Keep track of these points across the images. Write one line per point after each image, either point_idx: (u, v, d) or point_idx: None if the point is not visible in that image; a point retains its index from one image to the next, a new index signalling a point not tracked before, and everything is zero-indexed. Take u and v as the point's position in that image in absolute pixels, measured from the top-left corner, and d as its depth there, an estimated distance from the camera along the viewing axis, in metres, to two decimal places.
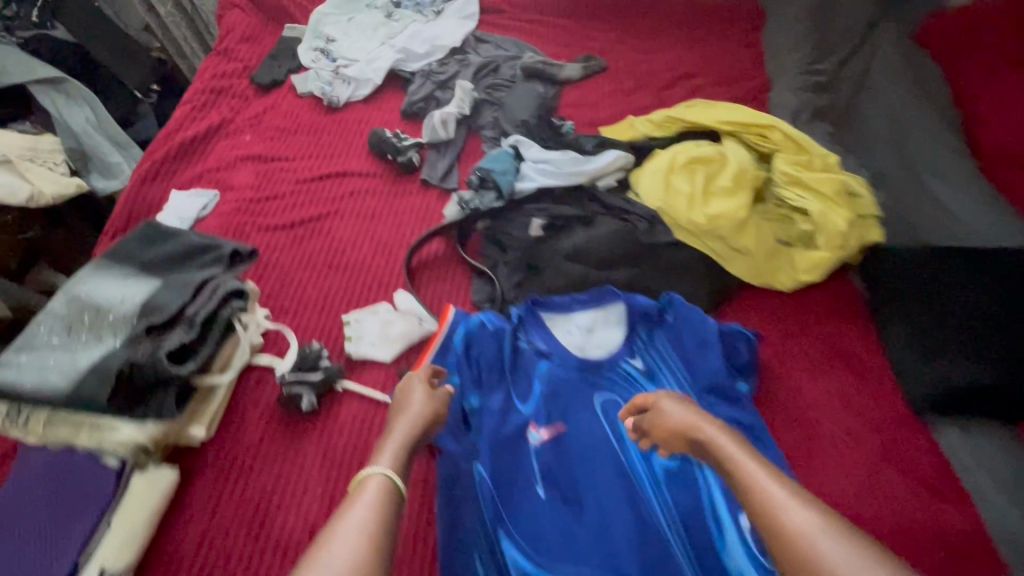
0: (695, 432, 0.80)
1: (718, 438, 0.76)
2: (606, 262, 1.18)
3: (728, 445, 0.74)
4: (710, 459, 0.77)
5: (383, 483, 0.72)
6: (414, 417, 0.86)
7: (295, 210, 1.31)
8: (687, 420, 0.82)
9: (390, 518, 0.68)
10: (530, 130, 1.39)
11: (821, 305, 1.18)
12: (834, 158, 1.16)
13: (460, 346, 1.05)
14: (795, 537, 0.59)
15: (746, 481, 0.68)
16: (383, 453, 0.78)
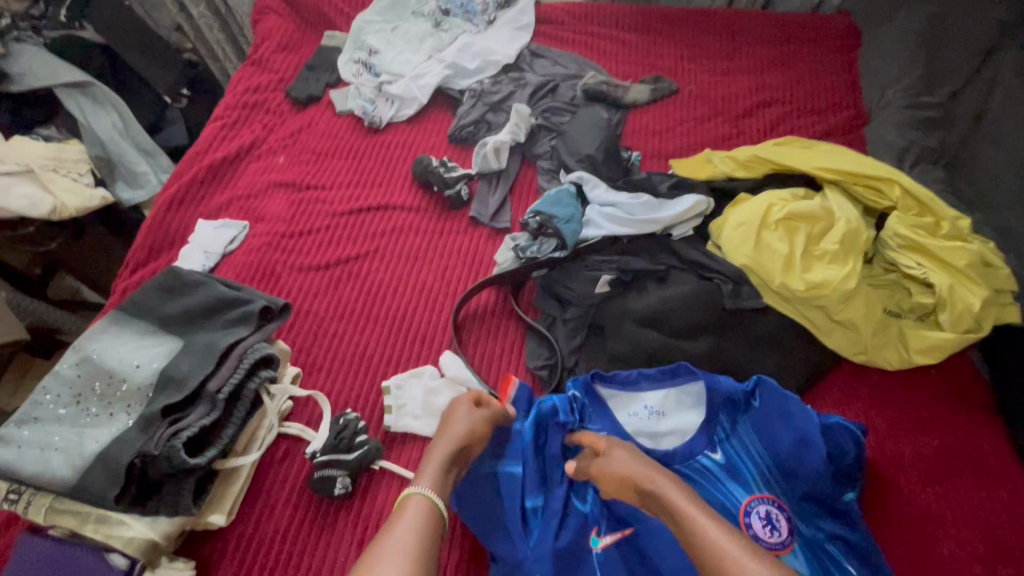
0: (644, 484, 0.74)
1: (670, 491, 0.71)
2: (682, 329, 1.03)
3: (681, 498, 0.69)
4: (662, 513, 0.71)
5: (425, 504, 0.69)
6: (454, 439, 0.81)
7: (330, 248, 1.19)
8: (636, 468, 0.77)
9: (434, 539, 0.65)
10: (596, 167, 1.23)
11: (937, 392, 1.00)
12: (965, 222, 0.97)
13: (530, 441, 0.90)
14: None
15: (702, 539, 0.62)
16: (422, 474, 0.75)
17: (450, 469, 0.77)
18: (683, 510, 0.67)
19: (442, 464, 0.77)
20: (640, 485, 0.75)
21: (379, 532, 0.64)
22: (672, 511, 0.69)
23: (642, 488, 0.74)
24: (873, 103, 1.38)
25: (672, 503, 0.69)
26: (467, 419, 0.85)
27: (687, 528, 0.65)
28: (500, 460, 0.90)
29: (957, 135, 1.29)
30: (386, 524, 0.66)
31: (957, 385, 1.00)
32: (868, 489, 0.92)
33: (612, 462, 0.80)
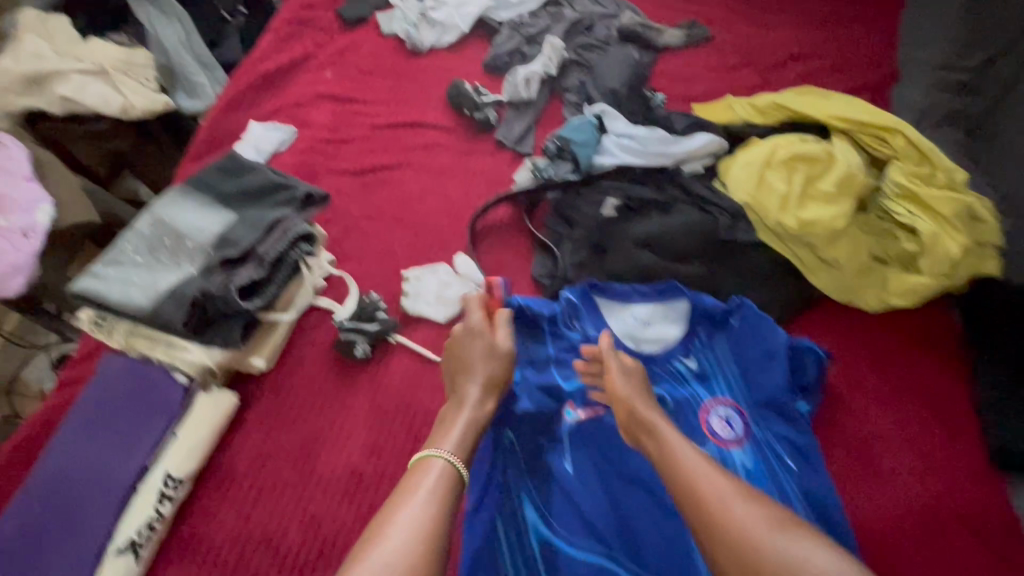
0: (639, 413, 0.85)
1: (667, 430, 0.81)
2: (678, 254, 1.11)
3: (673, 434, 0.80)
4: (649, 441, 0.82)
5: (443, 468, 0.76)
6: (477, 398, 0.86)
7: (367, 156, 1.31)
8: (635, 399, 0.87)
9: (448, 503, 0.72)
10: (619, 100, 1.31)
11: (909, 333, 1.06)
12: (959, 175, 1.04)
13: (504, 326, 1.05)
14: (743, 527, 0.66)
15: (691, 471, 0.73)
16: (443, 438, 0.81)
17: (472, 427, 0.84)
18: (675, 447, 0.78)
19: (461, 426, 0.83)
20: (634, 414, 0.85)
21: (394, 504, 0.71)
22: (664, 445, 0.79)
23: (637, 418, 0.85)
24: (907, 63, 1.38)
25: (665, 435, 0.80)
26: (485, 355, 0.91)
27: (677, 460, 0.76)
28: None
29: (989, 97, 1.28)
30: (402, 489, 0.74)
31: (932, 330, 1.07)
32: (835, 406, 1.01)
33: (619, 385, 0.89)
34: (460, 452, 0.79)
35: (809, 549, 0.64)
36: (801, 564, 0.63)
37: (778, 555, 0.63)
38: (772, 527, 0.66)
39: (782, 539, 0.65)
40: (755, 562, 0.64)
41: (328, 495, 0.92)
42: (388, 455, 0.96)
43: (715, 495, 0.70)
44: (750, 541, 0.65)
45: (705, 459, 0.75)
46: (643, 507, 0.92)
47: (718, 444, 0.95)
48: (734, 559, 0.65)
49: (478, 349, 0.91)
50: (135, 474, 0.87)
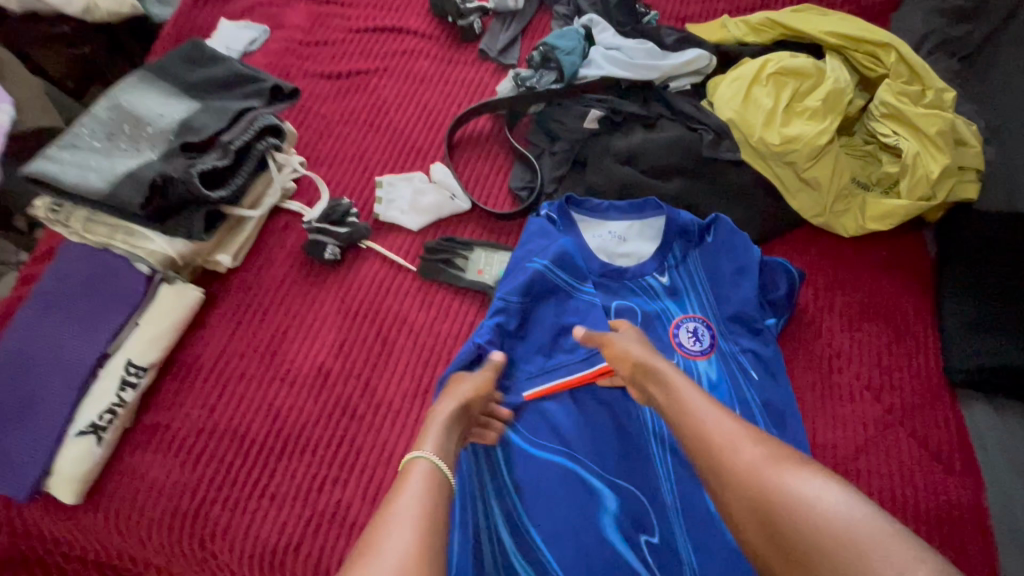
0: (643, 364, 0.82)
1: (674, 377, 0.78)
2: (658, 170, 1.09)
3: (683, 384, 0.77)
4: (657, 390, 0.79)
5: (433, 472, 0.66)
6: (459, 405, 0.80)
7: (344, 60, 1.25)
8: (639, 350, 0.84)
9: (444, 511, 0.62)
10: (608, 11, 1.24)
11: (882, 259, 1.06)
12: (950, 94, 1.00)
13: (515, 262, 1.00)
14: (745, 472, 0.63)
15: (699, 424, 0.71)
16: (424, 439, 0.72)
17: (452, 428, 0.76)
18: (684, 399, 0.75)
19: (442, 428, 0.75)
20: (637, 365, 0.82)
21: (388, 498, 0.62)
22: (673, 397, 0.76)
23: (642, 369, 0.82)
24: None
25: (672, 385, 0.78)
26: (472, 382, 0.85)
27: (688, 413, 0.73)
28: (441, 269, 1.02)
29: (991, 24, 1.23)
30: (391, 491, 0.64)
31: (903, 256, 1.07)
32: (807, 324, 1.02)
33: (626, 341, 0.86)
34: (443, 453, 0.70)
35: (810, 480, 0.60)
36: (807, 498, 0.58)
37: (783, 490, 0.59)
38: (780, 465, 0.62)
39: (786, 474, 0.61)
40: (763, 500, 0.60)
41: (295, 389, 0.92)
42: (357, 354, 0.95)
43: (722, 444, 0.67)
44: (755, 479, 0.62)
45: (717, 409, 0.72)
46: (604, 415, 0.93)
47: (685, 357, 0.96)
48: (745, 501, 0.62)
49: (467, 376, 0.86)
50: (95, 359, 0.86)
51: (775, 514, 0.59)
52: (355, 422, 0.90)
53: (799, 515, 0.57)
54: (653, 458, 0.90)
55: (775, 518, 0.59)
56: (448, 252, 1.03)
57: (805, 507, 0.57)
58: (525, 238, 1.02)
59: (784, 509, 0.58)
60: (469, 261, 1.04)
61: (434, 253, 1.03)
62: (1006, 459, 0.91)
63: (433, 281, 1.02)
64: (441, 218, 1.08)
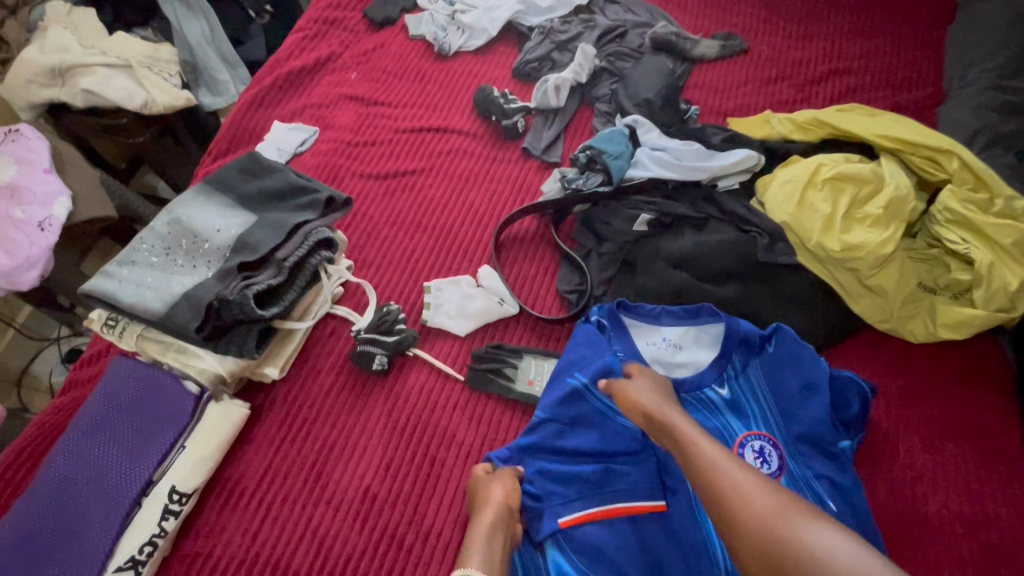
0: (657, 416, 0.81)
1: (686, 429, 0.77)
2: (711, 274, 1.07)
3: (695, 435, 0.75)
4: (670, 443, 0.78)
5: None
6: (491, 509, 0.80)
7: (392, 160, 1.28)
8: (653, 402, 0.83)
9: None
10: (652, 112, 1.25)
11: (956, 369, 1.00)
12: (1019, 201, 0.97)
13: (559, 372, 0.96)
14: (758, 522, 0.61)
15: (712, 472, 0.69)
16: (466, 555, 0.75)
17: (496, 539, 0.77)
18: (693, 447, 0.74)
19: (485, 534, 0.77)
20: (652, 418, 0.81)
21: None
22: (683, 447, 0.75)
23: (656, 420, 0.80)
24: (953, 83, 1.31)
25: (683, 436, 0.76)
26: (486, 479, 0.85)
27: (696, 459, 0.72)
28: (486, 382, 0.99)
29: None
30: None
31: (980, 366, 1.00)
32: (884, 442, 0.95)
33: (639, 391, 0.86)
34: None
35: (817, 528, 0.58)
36: (825, 554, 0.56)
37: (789, 536, 0.58)
38: (790, 515, 0.60)
39: (797, 527, 0.59)
40: (767, 545, 0.59)
41: (339, 515, 0.87)
42: (403, 474, 0.91)
43: (735, 492, 0.65)
44: (766, 530, 0.60)
45: (726, 456, 0.70)
46: (671, 549, 0.84)
47: None
48: (756, 552, 0.60)
49: (485, 476, 0.86)
50: (139, 487, 0.82)
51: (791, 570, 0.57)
52: (403, 554, 0.85)
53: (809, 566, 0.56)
54: None
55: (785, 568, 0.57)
56: (495, 361, 1.00)
57: (815, 561, 0.56)
58: (573, 347, 0.98)
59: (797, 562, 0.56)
60: (519, 370, 1.00)
61: (483, 365, 1.00)
62: None
63: (481, 393, 0.98)
64: (488, 323, 1.05)
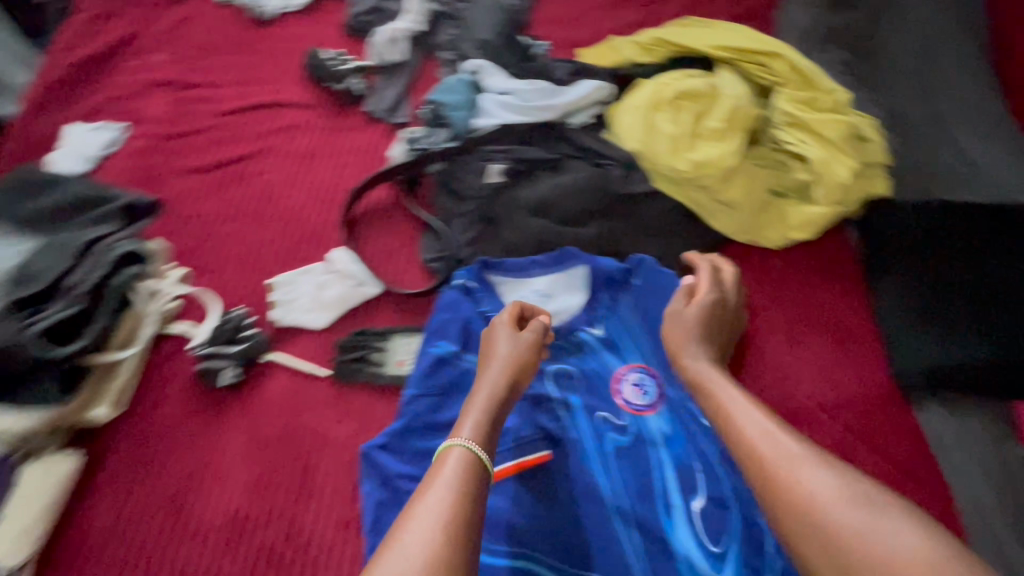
0: (698, 373, 0.78)
1: (726, 392, 0.74)
2: (572, 216, 1.04)
3: (734, 396, 0.72)
4: (708, 404, 0.75)
5: (464, 452, 0.66)
6: (498, 365, 0.80)
7: (217, 148, 1.13)
8: (702, 362, 0.80)
9: (472, 495, 0.61)
10: (493, 52, 1.16)
11: (809, 266, 1.04)
12: (841, 95, 1.00)
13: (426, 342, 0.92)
14: (804, 497, 0.57)
15: (753, 439, 0.65)
16: (462, 423, 0.72)
17: (496, 407, 0.75)
18: (740, 418, 0.69)
19: (484, 407, 0.74)
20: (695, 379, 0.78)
21: (421, 486, 0.63)
22: (719, 408, 0.72)
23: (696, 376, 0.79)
24: None
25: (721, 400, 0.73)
26: (510, 350, 0.82)
27: (742, 432, 0.67)
28: (353, 372, 0.92)
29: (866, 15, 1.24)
30: (426, 478, 0.64)
31: (831, 260, 1.05)
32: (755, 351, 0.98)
33: (680, 340, 0.84)
34: (481, 440, 0.69)
35: (874, 508, 0.54)
36: (882, 538, 0.52)
37: (840, 516, 0.55)
38: (847, 497, 0.55)
39: (857, 510, 0.54)
40: (817, 521, 0.56)
41: (208, 549, 0.80)
42: (274, 490, 0.84)
43: (781, 464, 0.61)
44: (815, 511, 0.56)
45: (779, 426, 0.65)
46: (561, 498, 0.85)
47: (636, 415, 0.91)
48: (806, 529, 0.56)
49: (501, 335, 0.84)
50: None
51: (842, 551, 0.53)
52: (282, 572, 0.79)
53: (858, 547, 0.52)
54: (618, 534, 0.83)
55: (834, 546, 0.54)
56: (359, 349, 0.93)
57: (874, 545, 0.52)
58: (439, 312, 0.94)
59: (851, 543, 0.53)
60: (387, 353, 0.94)
61: (347, 355, 0.93)
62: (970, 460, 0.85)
63: (349, 385, 0.92)
64: (350, 308, 0.97)
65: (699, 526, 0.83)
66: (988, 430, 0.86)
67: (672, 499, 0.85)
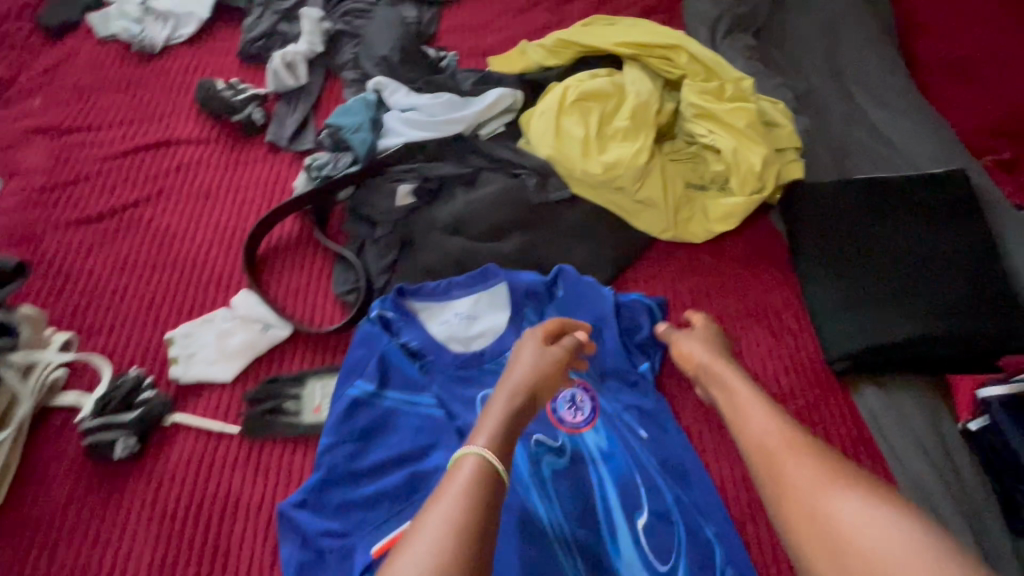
0: (708, 365, 0.79)
1: (736, 384, 0.74)
2: (489, 232, 0.99)
3: (742, 389, 0.73)
4: (720, 394, 0.75)
5: (483, 456, 0.59)
6: (521, 368, 0.73)
7: (105, 195, 1.04)
8: (708, 356, 0.80)
9: (490, 505, 0.55)
10: (393, 69, 1.11)
11: (735, 257, 1.02)
12: (746, 82, 0.98)
13: (342, 381, 0.87)
14: (800, 488, 0.57)
15: (757, 429, 0.66)
16: (479, 428, 0.64)
17: (521, 414, 0.68)
18: (749, 412, 0.68)
19: (504, 415, 0.66)
20: (707, 370, 0.79)
21: (435, 490, 0.56)
22: (730, 397, 0.73)
23: (704, 369, 0.79)
24: None
25: (733, 391, 0.73)
26: (535, 359, 0.75)
27: (751, 426, 0.67)
28: (264, 424, 0.85)
29: (770, 0, 1.24)
30: (439, 484, 0.57)
31: (757, 250, 1.03)
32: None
33: (691, 344, 0.84)
34: (501, 445, 0.61)
35: (862, 502, 0.54)
36: (867, 530, 0.51)
37: (832, 507, 0.55)
38: (845, 487, 0.55)
39: (849, 501, 0.54)
40: (810, 509, 0.56)
41: None
42: (182, 567, 0.76)
43: (784, 453, 0.61)
44: (804, 507, 0.56)
45: (783, 419, 0.65)
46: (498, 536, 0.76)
47: (570, 432, 0.86)
48: (796, 514, 0.57)
49: (529, 346, 0.78)
50: None
51: (833, 540, 0.53)
52: None
53: (846, 538, 0.52)
54: (562, 565, 0.76)
55: (824, 533, 0.54)
56: (271, 399, 0.87)
57: (858, 538, 0.52)
58: (355, 349, 0.89)
59: (839, 533, 0.53)
60: (303, 400, 0.87)
61: (258, 407, 0.86)
62: (907, 439, 0.84)
63: (262, 439, 0.85)
64: (259, 355, 0.91)
65: (644, 543, 0.79)
66: (917, 405, 0.87)
67: (614, 518, 0.81)
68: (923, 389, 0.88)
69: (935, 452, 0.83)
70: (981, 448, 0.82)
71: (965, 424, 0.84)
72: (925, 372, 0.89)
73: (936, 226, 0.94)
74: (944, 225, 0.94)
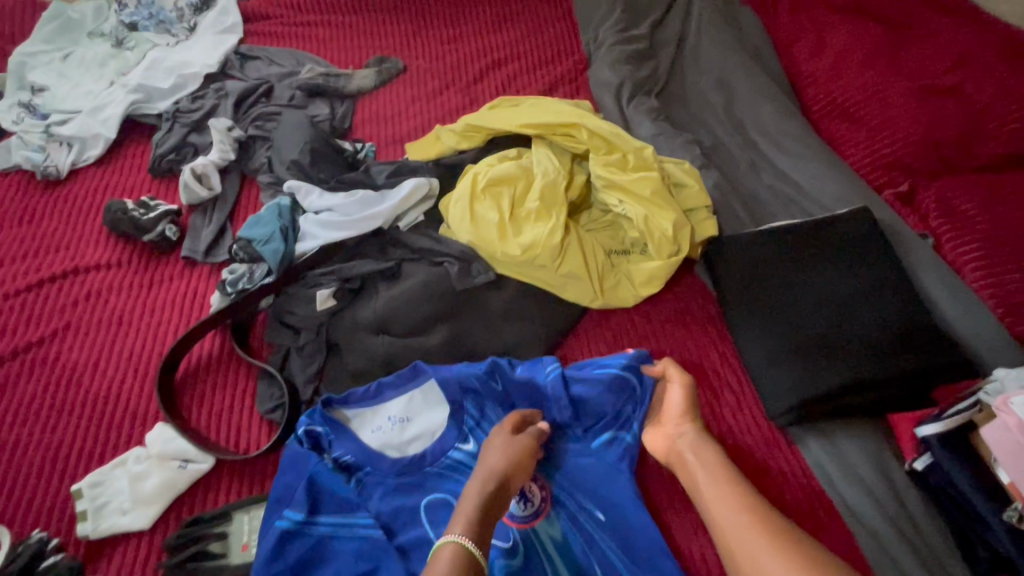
0: (691, 435, 0.82)
1: (715, 466, 0.78)
2: (416, 327, 0.97)
3: (720, 473, 0.76)
4: (692, 480, 0.78)
5: (455, 551, 0.65)
6: (490, 457, 0.77)
7: (4, 338, 0.98)
8: (681, 434, 0.83)
9: None
10: (307, 171, 1.11)
11: (667, 317, 1.02)
12: (647, 150, 1.01)
13: (270, 510, 0.80)
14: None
15: (731, 522, 0.70)
16: (456, 516, 0.70)
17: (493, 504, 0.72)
18: (721, 496, 0.73)
19: (476, 505, 0.71)
20: (680, 445, 0.81)
21: None
22: (704, 484, 0.76)
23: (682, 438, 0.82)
24: (591, 45, 1.35)
25: (705, 477, 0.77)
26: (504, 445, 0.78)
27: (722, 510, 0.72)
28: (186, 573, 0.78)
29: (667, 65, 1.31)
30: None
31: (686, 307, 1.04)
32: (647, 419, 0.89)
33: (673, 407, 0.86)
34: (474, 536, 0.67)
35: None
36: None
37: None
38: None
39: None
40: None
41: None
42: None
43: (765, 547, 0.65)
44: None
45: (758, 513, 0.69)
46: None
47: (520, 529, 0.81)
48: None
49: (501, 432, 0.81)
50: None
51: None
52: None
53: None
54: None
55: None
56: (193, 543, 0.80)
57: None
58: (284, 475, 0.83)
59: None
60: (229, 538, 0.81)
61: (179, 555, 0.79)
62: (855, 489, 0.83)
63: None
64: (179, 494, 0.85)
65: None
66: (862, 451, 0.86)
67: None
68: (865, 432, 0.87)
69: (883, 498, 0.82)
70: (930, 489, 0.82)
71: (911, 464, 0.83)
72: (867, 416, 0.88)
73: (847, 267, 0.96)
74: (854, 264, 0.96)
